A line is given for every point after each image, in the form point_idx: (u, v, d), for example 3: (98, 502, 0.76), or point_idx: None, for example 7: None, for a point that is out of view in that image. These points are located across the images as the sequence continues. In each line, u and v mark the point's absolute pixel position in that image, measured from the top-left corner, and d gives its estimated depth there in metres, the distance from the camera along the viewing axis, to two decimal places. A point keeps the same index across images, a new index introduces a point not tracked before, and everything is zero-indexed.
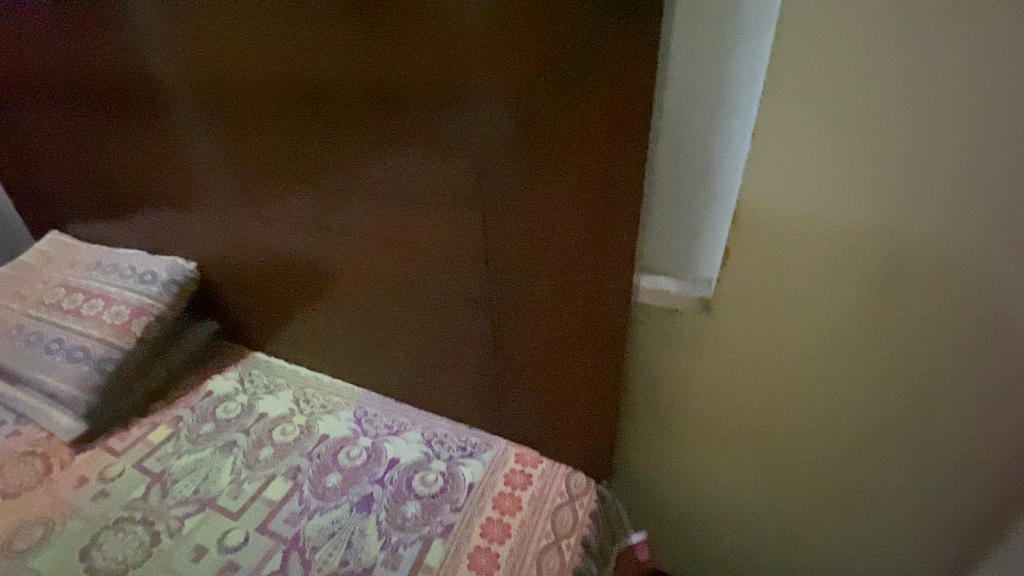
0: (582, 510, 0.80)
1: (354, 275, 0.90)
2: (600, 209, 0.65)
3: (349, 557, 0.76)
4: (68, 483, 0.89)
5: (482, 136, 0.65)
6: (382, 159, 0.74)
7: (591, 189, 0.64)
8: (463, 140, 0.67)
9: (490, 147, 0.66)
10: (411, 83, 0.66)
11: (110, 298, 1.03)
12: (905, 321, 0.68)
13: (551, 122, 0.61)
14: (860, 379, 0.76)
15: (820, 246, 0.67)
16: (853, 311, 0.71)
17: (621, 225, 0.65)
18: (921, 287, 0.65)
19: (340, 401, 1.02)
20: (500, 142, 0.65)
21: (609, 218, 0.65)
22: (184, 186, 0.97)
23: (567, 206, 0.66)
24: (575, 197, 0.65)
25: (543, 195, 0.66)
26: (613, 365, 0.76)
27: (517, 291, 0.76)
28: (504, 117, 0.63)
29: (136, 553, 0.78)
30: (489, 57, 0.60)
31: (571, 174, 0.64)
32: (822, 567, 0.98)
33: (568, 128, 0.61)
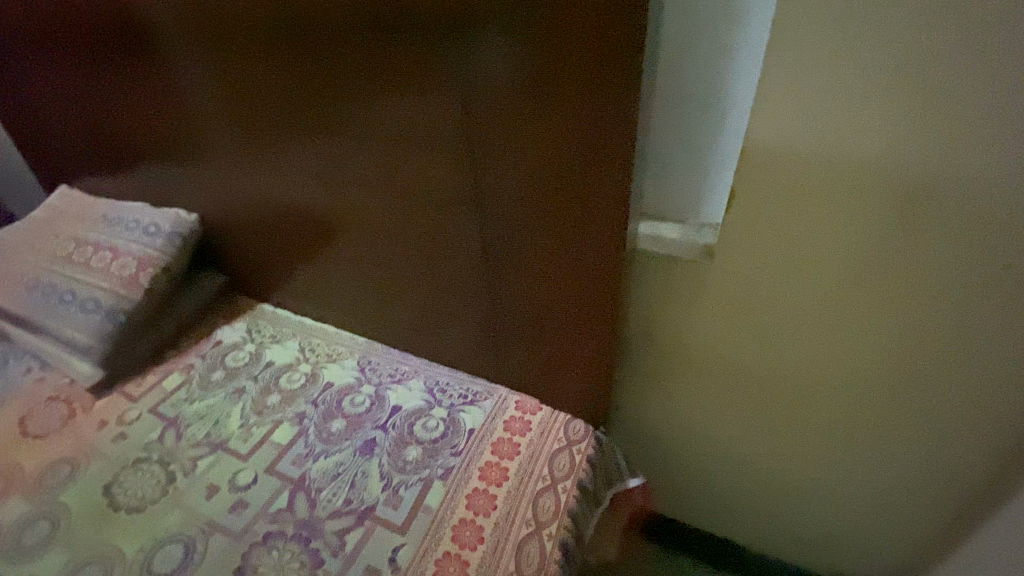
0: (579, 456, 0.81)
1: (352, 225, 0.89)
2: (595, 150, 0.62)
3: (352, 496, 0.78)
4: (89, 426, 0.94)
5: (467, 72, 0.62)
6: (373, 101, 0.71)
7: (584, 128, 0.61)
8: (448, 77, 0.63)
9: (476, 84, 0.62)
10: (395, 15, 0.62)
11: (117, 250, 1.05)
12: (917, 264, 0.65)
13: (537, 55, 0.57)
14: (868, 328, 0.73)
15: (830, 186, 0.64)
16: (862, 255, 0.67)
17: (618, 166, 0.62)
18: (937, 228, 0.62)
19: (345, 351, 1.04)
20: (486, 79, 0.61)
21: (604, 159, 0.62)
22: (182, 135, 0.96)
23: (561, 148, 0.63)
24: (568, 137, 0.62)
25: (534, 138, 0.63)
26: (611, 313, 0.75)
27: (512, 239, 0.74)
28: (487, 50, 0.59)
29: (153, 490, 0.82)
30: None
31: (563, 112, 0.60)
32: (823, 515, 0.98)
33: (557, 60, 0.57)
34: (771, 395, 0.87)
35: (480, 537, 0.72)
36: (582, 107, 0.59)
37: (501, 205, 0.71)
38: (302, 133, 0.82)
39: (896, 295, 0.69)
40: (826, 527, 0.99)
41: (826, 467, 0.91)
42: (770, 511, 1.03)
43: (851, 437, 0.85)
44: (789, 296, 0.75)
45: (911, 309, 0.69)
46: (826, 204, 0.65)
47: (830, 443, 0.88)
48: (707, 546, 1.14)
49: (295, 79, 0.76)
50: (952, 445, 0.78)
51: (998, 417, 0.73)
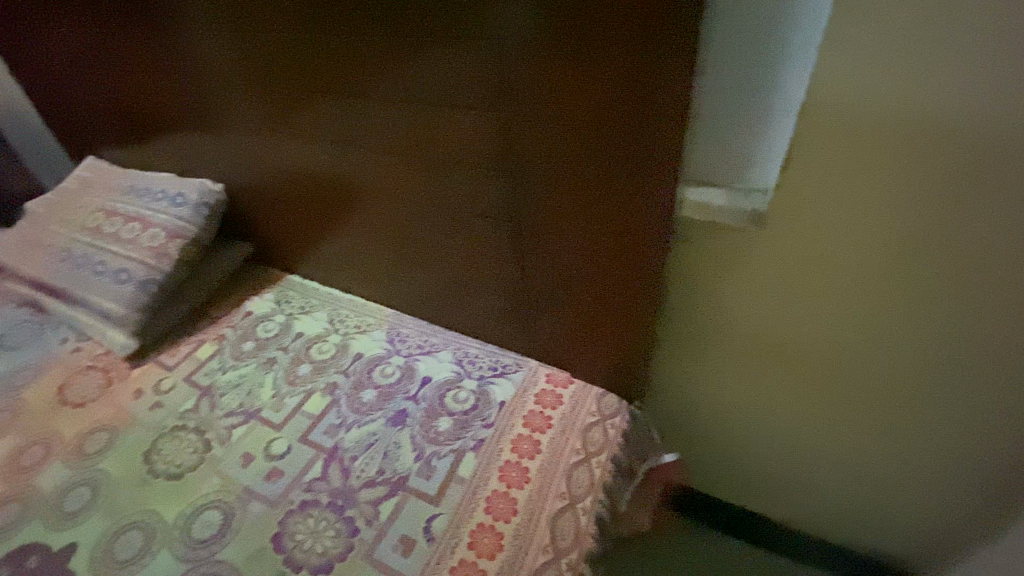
0: (613, 430, 0.80)
1: (378, 194, 0.87)
2: (639, 110, 0.57)
3: (385, 466, 0.78)
4: (127, 394, 0.95)
5: (503, 27, 0.58)
6: (401, 63, 0.68)
7: (629, 86, 0.56)
8: (481, 33, 0.60)
9: (511, 40, 0.59)
10: None
11: (146, 221, 1.05)
12: (985, 228, 0.61)
13: (579, 6, 0.53)
14: (922, 297, 0.70)
15: (893, 142, 0.60)
16: (926, 219, 0.64)
17: (663, 127, 0.58)
18: (1011, 187, 0.58)
19: (372, 322, 1.03)
20: (522, 35, 0.57)
21: (649, 120, 0.58)
22: (206, 104, 0.94)
23: (603, 107, 0.59)
24: (608, 96, 0.58)
25: (574, 97, 0.59)
26: (653, 284, 0.71)
27: (546, 207, 0.70)
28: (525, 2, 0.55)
29: (191, 457, 0.84)
30: None
31: (605, 67, 0.56)
32: (861, 493, 0.95)
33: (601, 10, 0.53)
34: (812, 369, 0.84)
35: (514, 509, 0.72)
36: (628, 62, 0.55)
37: (535, 171, 0.68)
38: (326, 99, 0.79)
39: (957, 262, 0.65)
40: (863, 505, 0.97)
41: (867, 444, 0.88)
42: (805, 487, 1.01)
43: (897, 412, 0.82)
44: (840, 264, 0.72)
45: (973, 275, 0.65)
46: (888, 161, 0.62)
47: (873, 420, 0.85)
48: (738, 520, 1.13)
49: (318, 40, 0.73)
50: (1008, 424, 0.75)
51: None
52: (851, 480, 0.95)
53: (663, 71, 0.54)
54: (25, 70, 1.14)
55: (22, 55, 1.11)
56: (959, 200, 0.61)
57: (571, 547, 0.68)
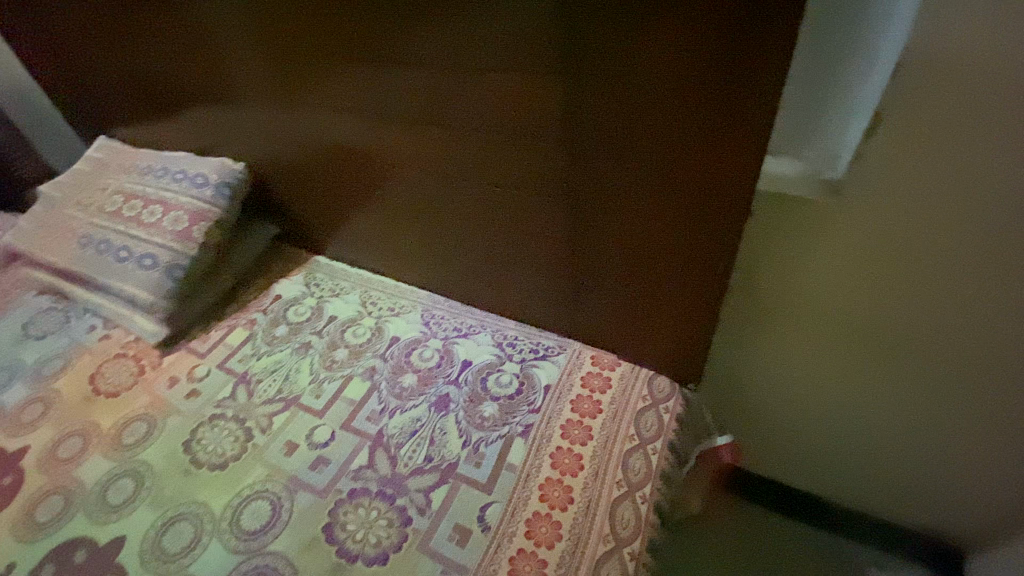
0: (666, 415, 0.78)
1: (417, 168, 0.83)
2: (732, 66, 0.54)
3: (432, 453, 0.77)
4: (162, 382, 0.94)
5: None
6: (459, 21, 0.63)
7: (724, 39, 0.52)
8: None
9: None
10: None
11: (168, 203, 1.01)
12: None
13: None
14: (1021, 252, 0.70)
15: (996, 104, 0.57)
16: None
17: (753, 91, 0.54)
18: None
19: (406, 303, 1.00)
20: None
21: (737, 81, 0.54)
22: (228, 75, 0.90)
23: (686, 71, 0.56)
24: (690, 60, 0.55)
25: (661, 51, 0.55)
26: (720, 260, 0.68)
27: (610, 178, 0.67)
28: None
29: (233, 447, 0.82)
30: None
31: (693, 28, 0.53)
32: (913, 470, 0.93)
33: None
34: (867, 344, 0.82)
35: (570, 497, 0.71)
36: (729, 9, 0.51)
37: (601, 142, 0.65)
38: (365, 66, 0.74)
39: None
40: (911, 485, 0.95)
41: (923, 420, 0.86)
42: (853, 464, 0.99)
43: (962, 391, 0.79)
44: (917, 234, 0.69)
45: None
46: (988, 119, 0.58)
47: (933, 397, 0.82)
48: (779, 496, 1.12)
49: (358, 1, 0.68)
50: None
51: None
52: (897, 457, 0.93)
53: (766, 20, 0.50)
54: (33, 45, 1.09)
55: (30, 29, 1.06)
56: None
57: (633, 536, 0.68)
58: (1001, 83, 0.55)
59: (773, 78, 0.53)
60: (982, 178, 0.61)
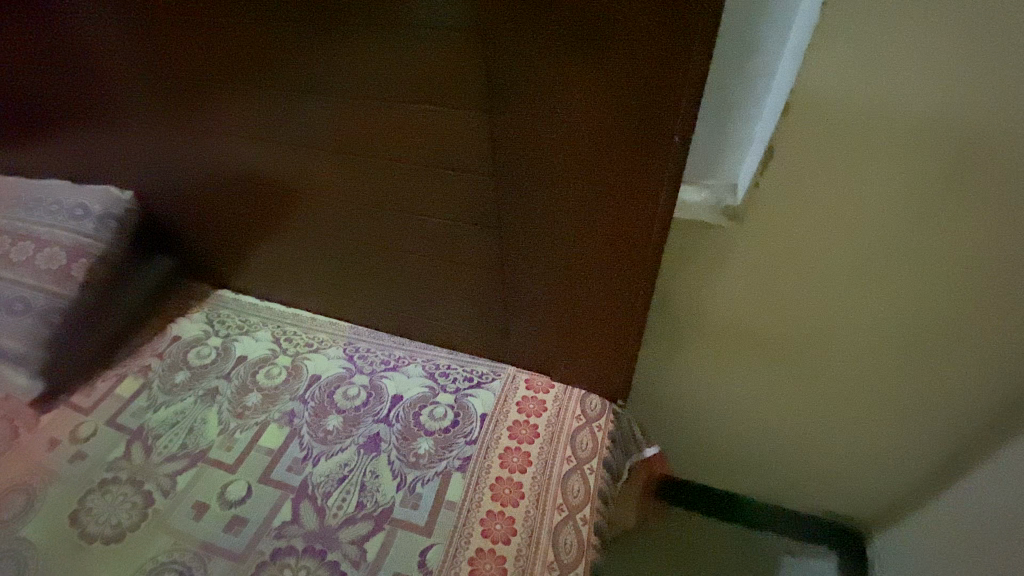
0: (600, 433, 0.79)
1: (333, 196, 0.79)
2: (647, 109, 0.57)
3: (365, 499, 0.72)
4: (34, 447, 0.80)
5: (496, 34, 0.56)
6: (380, 49, 0.61)
7: (639, 84, 0.56)
8: (469, 38, 0.57)
9: (503, 46, 0.56)
10: None
11: (39, 239, 0.89)
12: (938, 217, 0.68)
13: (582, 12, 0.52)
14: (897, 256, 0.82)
15: (865, 139, 0.65)
16: (891, 209, 0.69)
17: (665, 131, 0.58)
18: (958, 180, 0.64)
19: (327, 337, 0.94)
20: (518, 40, 0.56)
21: (650, 124, 0.58)
22: (108, 94, 0.80)
23: (603, 113, 0.58)
24: (606, 102, 0.58)
25: (587, 86, 0.57)
26: (642, 283, 0.71)
27: (539, 207, 0.68)
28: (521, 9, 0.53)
29: (129, 515, 0.72)
30: None
31: (606, 74, 0.56)
32: (816, 462, 1.02)
33: (604, 18, 0.52)
34: (773, 351, 0.89)
35: (512, 530, 0.69)
36: (649, 50, 0.53)
37: (523, 176, 0.66)
38: (274, 89, 0.70)
39: (919, 243, 0.70)
40: (816, 474, 1.04)
41: (825, 416, 0.95)
42: (765, 461, 1.07)
43: (852, 386, 0.89)
44: (810, 252, 0.76)
45: (931, 259, 0.71)
46: (862, 152, 0.66)
47: (831, 395, 0.91)
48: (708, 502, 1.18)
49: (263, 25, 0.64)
50: (947, 392, 0.83)
51: (990, 364, 0.77)
52: (805, 451, 1.02)
53: (675, 67, 0.54)
54: None
55: None
56: (929, 188, 0.66)
57: (576, 561, 0.68)
58: (874, 121, 0.63)
59: (683, 118, 0.57)
60: (859, 201, 0.70)
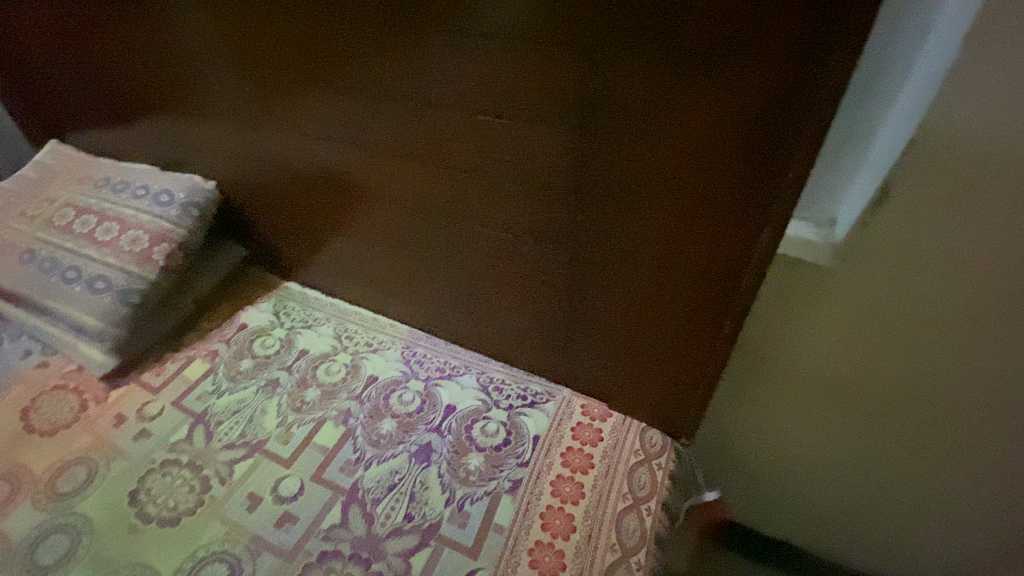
0: (660, 472, 0.75)
1: (406, 201, 0.79)
2: (755, 148, 0.53)
3: (412, 511, 0.71)
4: (107, 420, 0.84)
5: (601, 64, 0.54)
6: (474, 64, 0.60)
7: (750, 121, 0.52)
8: (571, 65, 0.56)
9: (605, 76, 0.55)
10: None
11: (126, 222, 0.93)
12: None
13: (699, 47, 0.50)
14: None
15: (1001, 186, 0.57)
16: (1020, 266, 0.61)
17: (772, 171, 0.54)
18: None
19: (385, 339, 0.94)
20: (622, 72, 0.54)
21: (757, 163, 0.54)
22: (203, 88, 0.84)
23: (704, 149, 0.55)
24: (709, 140, 0.55)
25: (691, 115, 0.54)
26: (724, 320, 0.67)
27: (622, 235, 0.66)
28: (631, 41, 0.52)
29: (187, 498, 0.74)
30: None
31: (714, 110, 0.53)
32: (889, 525, 0.94)
33: (720, 54, 0.49)
34: (856, 401, 0.82)
35: (562, 564, 0.67)
36: (767, 82, 0.49)
37: (607, 205, 0.64)
38: (359, 92, 0.70)
39: None
40: (887, 538, 0.96)
41: (907, 479, 0.86)
42: (829, 515, 0.99)
43: (943, 453, 0.80)
44: (918, 301, 0.69)
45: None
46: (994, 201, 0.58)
47: (921, 458, 0.82)
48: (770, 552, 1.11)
49: (359, 30, 0.65)
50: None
51: None
52: (882, 513, 0.93)
53: (794, 102, 0.49)
54: None
55: None
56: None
57: None
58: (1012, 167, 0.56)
59: (794, 155, 0.52)
60: (983, 253, 0.62)
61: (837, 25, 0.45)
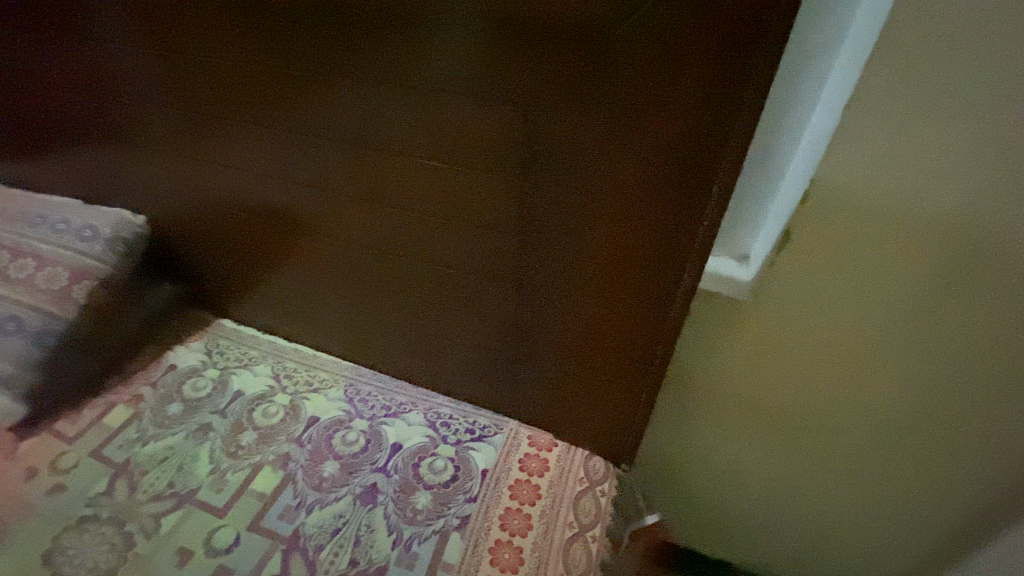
0: (603, 498, 0.78)
1: (350, 240, 0.80)
2: (674, 207, 0.60)
3: (358, 556, 0.69)
4: (14, 475, 0.77)
5: (535, 128, 0.60)
6: (419, 113, 0.63)
7: (671, 184, 0.59)
8: (507, 128, 0.61)
9: (541, 138, 0.61)
10: (442, 58, 0.58)
11: (42, 258, 0.88)
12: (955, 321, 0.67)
13: (618, 121, 0.57)
14: None
15: (890, 236, 0.64)
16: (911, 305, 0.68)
17: (692, 224, 0.60)
18: (981, 287, 0.63)
19: (327, 377, 0.93)
20: (555, 136, 0.60)
21: (677, 220, 0.61)
22: (129, 121, 0.82)
23: (631, 207, 0.62)
24: (635, 197, 0.61)
25: (623, 164, 0.59)
26: (658, 353, 0.72)
27: (565, 271, 0.70)
28: (560, 111, 0.58)
29: (108, 557, 0.69)
30: (547, 54, 0.55)
31: (637, 172, 0.59)
32: (816, 536, 1.01)
33: (636, 125, 0.56)
34: (778, 423, 0.89)
35: None
36: (688, 135, 0.55)
37: (546, 251, 0.69)
38: (296, 132, 0.72)
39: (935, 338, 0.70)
40: (817, 548, 1.03)
41: (827, 493, 0.93)
42: (762, 528, 1.06)
43: (857, 469, 0.88)
44: (825, 331, 0.76)
45: (952, 352, 0.70)
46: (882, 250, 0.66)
47: (838, 474, 0.90)
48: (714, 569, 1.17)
49: (300, 78, 0.67)
50: (966, 484, 0.80)
51: (994, 463, 0.76)
52: (809, 525, 1.00)
53: (702, 169, 0.57)
54: None
55: None
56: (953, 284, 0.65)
57: None
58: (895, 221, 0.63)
59: (709, 206, 0.59)
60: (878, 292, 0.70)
61: (738, 93, 0.51)
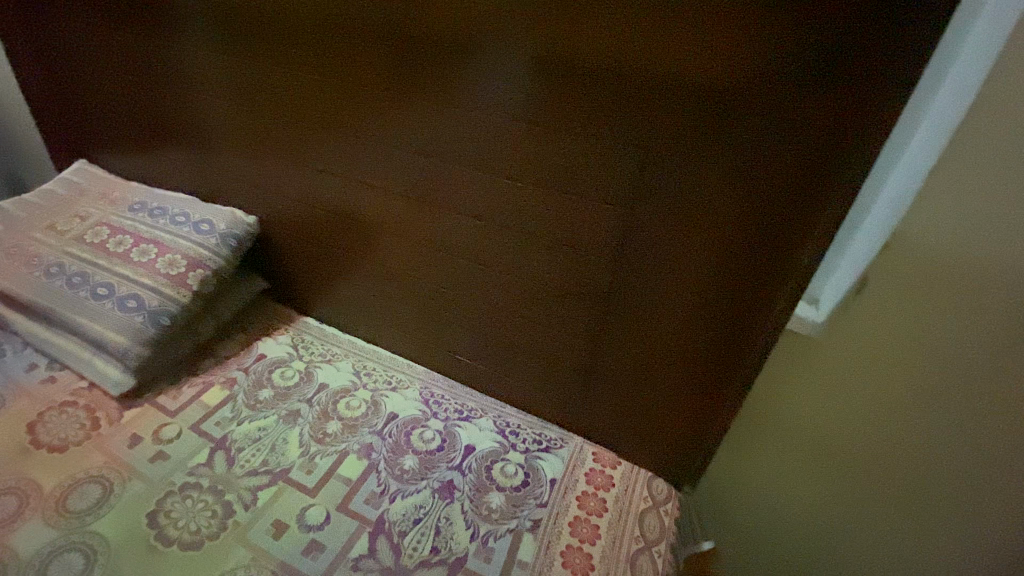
0: (666, 517, 0.82)
1: (444, 252, 0.87)
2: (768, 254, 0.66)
3: (439, 544, 0.74)
4: (120, 441, 0.85)
5: (639, 172, 0.68)
6: (536, 136, 0.70)
7: (766, 233, 0.65)
8: (612, 170, 0.69)
9: (646, 181, 0.68)
10: (567, 106, 0.67)
11: (163, 246, 0.97)
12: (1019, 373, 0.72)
13: (718, 173, 0.64)
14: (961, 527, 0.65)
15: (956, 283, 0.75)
16: None
17: (781, 269, 0.66)
18: None
19: (403, 379, 0.99)
20: (659, 181, 0.67)
21: (768, 265, 0.67)
22: (255, 132, 0.92)
23: (726, 249, 0.68)
24: (729, 239, 0.67)
25: (721, 211, 0.66)
26: (732, 384, 0.77)
27: (655, 289, 0.75)
28: (666, 160, 0.65)
29: (208, 523, 0.75)
30: (661, 111, 0.63)
31: (733, 218, 0.66)
32: None
33: (737, 178, 0.63)
34: None
35: None
36: (789, 182, 0.61)
37: (636, 281, 0.75)
38: (408, 146, 0.79)
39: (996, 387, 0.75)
40: None
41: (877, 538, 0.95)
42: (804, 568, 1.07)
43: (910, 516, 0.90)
44: None
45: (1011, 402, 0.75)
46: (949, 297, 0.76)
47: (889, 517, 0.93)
48: None
49: (429, 108, 0.75)
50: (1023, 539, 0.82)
51: None
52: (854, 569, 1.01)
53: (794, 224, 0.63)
54: (51, 72, 1.07)
55: (56, 58, 1.04)
56: None
57: None
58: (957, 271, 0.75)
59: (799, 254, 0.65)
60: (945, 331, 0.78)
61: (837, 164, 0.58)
